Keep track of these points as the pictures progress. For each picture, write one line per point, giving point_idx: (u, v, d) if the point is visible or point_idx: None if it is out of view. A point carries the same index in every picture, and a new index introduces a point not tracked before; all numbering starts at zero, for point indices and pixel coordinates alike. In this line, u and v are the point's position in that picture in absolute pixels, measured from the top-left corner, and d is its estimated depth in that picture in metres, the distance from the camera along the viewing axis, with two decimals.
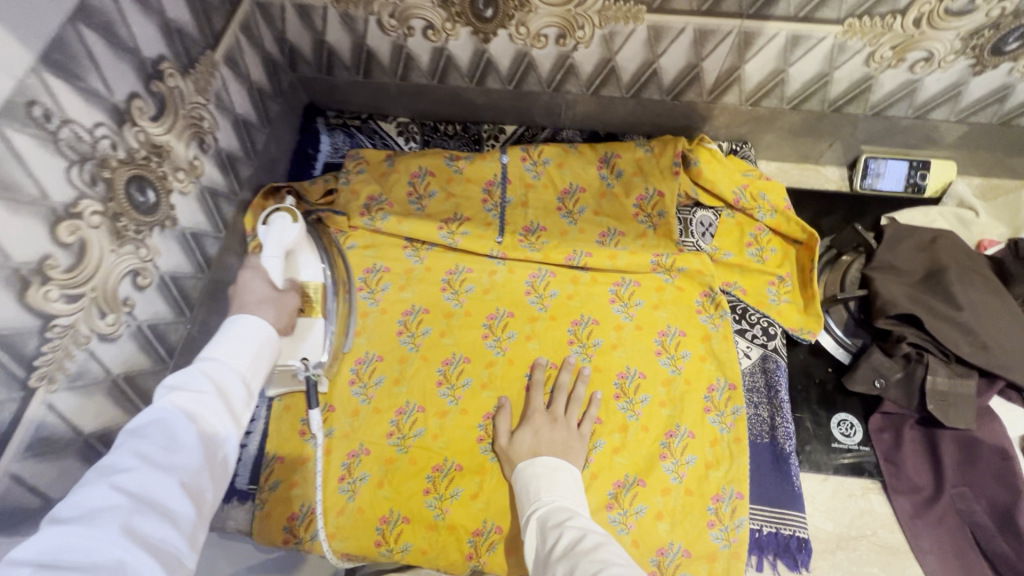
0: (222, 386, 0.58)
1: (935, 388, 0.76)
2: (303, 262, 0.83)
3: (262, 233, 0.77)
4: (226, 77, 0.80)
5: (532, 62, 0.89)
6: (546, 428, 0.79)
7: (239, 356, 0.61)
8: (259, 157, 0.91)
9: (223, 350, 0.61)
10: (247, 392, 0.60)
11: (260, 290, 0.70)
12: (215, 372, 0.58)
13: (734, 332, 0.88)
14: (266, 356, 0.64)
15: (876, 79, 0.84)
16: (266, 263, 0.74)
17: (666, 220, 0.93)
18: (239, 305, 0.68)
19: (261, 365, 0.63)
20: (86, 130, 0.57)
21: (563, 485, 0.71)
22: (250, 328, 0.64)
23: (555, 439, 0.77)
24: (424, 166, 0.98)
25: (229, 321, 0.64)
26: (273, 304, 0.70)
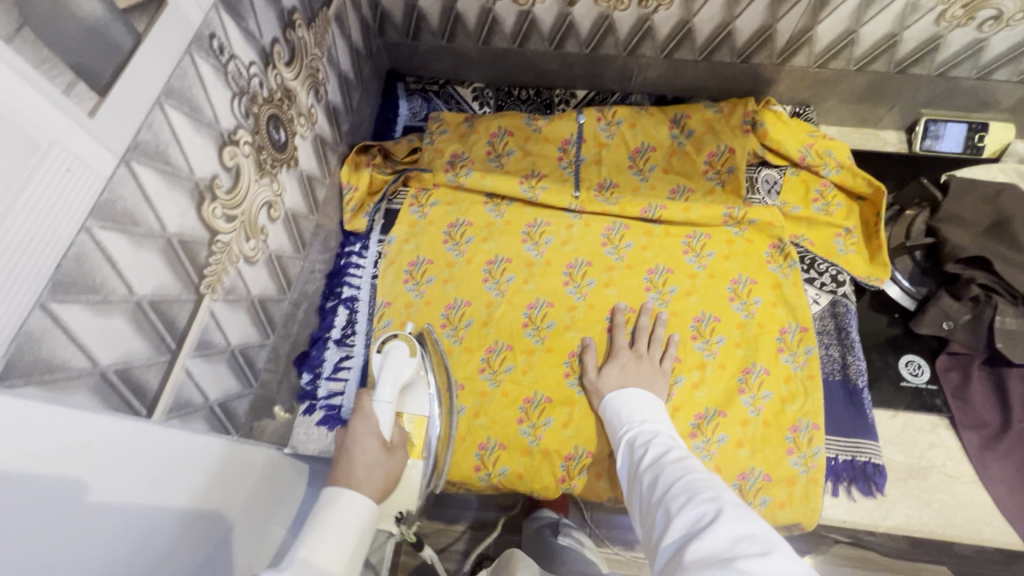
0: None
1: (1003, 326, 0.81)
2: (414, 395, 0.76)
3: (378, 364, 0.74)
4: (335, 35, 0.86)
5: (612, 25, 0.95)
6: (633, 364, 0.84)
7: (337, 555, 0.53)
8: (353, 115, 0.97)
9: (319, 553, 0.51)
10: None
11: (372, 452, 0.64)
12: (310, 573, 0.49)
13: (803, 280, 0.93)
14: (365, 540, 0.57)
15: (944, 39, 0.89)
16: (378, 407, 0.69)
17: (735, 176, 0.97)
18: (348, 467, 0.62)
19: (356, 561, 0.54)
20: (244, 66, 0.63)
21: (647, 410, 0.76)
22: (349, 510, 0.56)
23: (642, 372, 0.82)
24: (504, 126, 1.04)
25: (319, 503, 0.57)
26: (382, 470, 0.63)
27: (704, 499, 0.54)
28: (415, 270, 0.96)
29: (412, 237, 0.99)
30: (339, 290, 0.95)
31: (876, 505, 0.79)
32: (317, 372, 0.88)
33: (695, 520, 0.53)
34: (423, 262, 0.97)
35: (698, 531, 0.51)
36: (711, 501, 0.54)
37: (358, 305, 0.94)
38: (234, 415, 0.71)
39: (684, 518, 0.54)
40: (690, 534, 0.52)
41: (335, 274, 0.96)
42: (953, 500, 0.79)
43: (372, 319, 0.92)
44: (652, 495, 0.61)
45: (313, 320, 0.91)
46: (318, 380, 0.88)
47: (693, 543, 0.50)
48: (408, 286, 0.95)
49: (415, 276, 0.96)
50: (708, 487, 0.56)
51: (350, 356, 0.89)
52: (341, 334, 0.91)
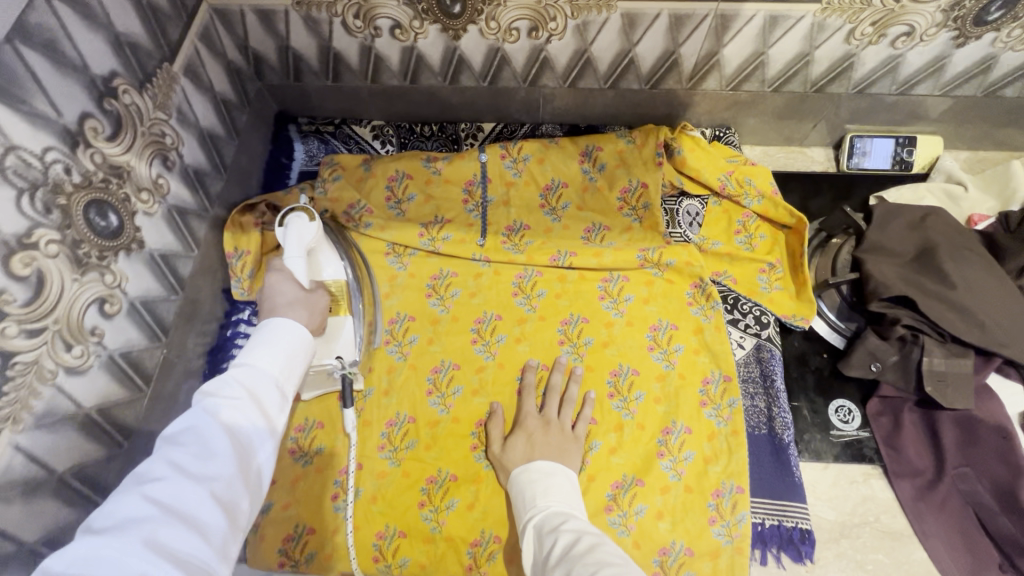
0: (258, 393, 0.54)
1: (932, 369, 0.75)
2: (324, 262, 0.79)
3: (281, 236, 0.74)
4: (186, 90, 0.76)
5: (505, 57, 0.87)
6: (540, 433, 0.77)
7: (273, 360, 0.57)
8: (229, 170, 0.88)
9: (256, 356, 0.57)
10: (281, 397, 0.57)
11: (291, 293, 0.69)
12: (251, 380, 0.55)
13: (726, 323, 0.86)
14: (301, 356, 0.61)
15: (857, 57, 0.82)
16: (289, 263, 0.71)
17: (651, 212, 0.90)
18: (270, 308, 0.66)
19: (296, 366, 0.59)
20: (34, 156, 0.54)
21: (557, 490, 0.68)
22: (287, 332, 0.60)
23: (550, 444, 0.75)
24: (401, 169, 0.96)
25: (263, 324, 0.61)
26: (303, 305, 0.68)
27: None
28: None
29: None
30: (225, 366, 0.85)
31: (806, 571, 0.74)
32: None
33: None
34: None
35: None
36: None
37: None
38: None
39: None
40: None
41: (218, 349, 0.87)
42: (887, 560, 0.74)
43: None
44: None
45: None
46: None
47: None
48: None
49: None
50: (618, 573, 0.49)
51: None
52: None
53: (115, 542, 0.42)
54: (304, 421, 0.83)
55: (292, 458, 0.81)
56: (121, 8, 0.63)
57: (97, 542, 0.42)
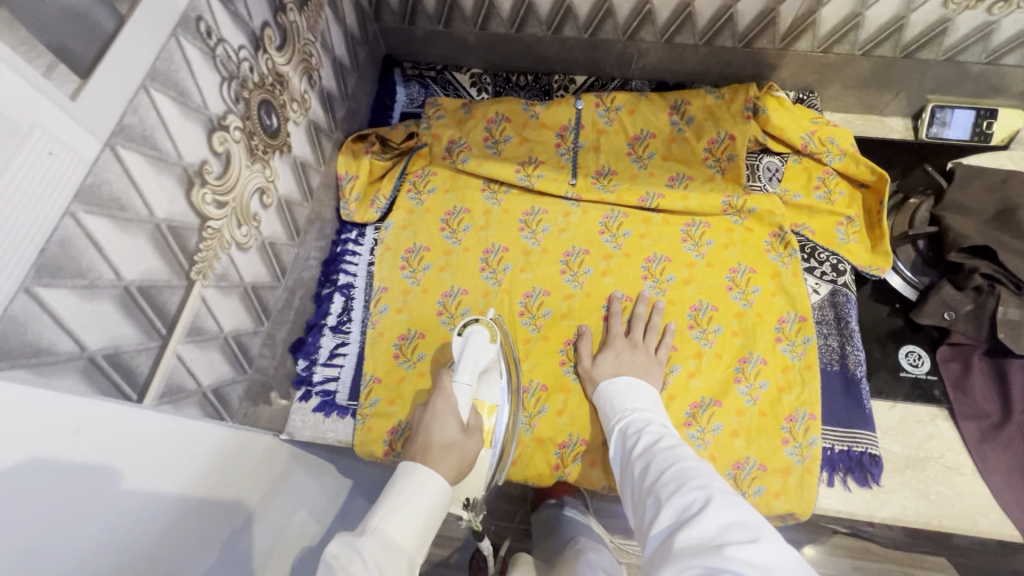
0: (386, 571, 0.52)
1: (1005, 318, 0.79)
2: (490, 384, 0.79)
3: (459, 346, 0.78)
4: (328, 19, 0.85)
5: (611, 8, 0.93)
6: (627, 351, 0.83)
7: (406, 530, 0.57)
8: (348, 101, 0.96)
9: (391, 522, 0.57)
10: (407, 569, 0.54)
11: (450, 430, 0.70)
12: (383, 555, 0.53)
13: (803, 269, 0.91)
14: (435, 516, 0.61)
15: (952, 22, 0.87)
16: (458, 389, 0.74)
17: (735, 164, 0.96)
18: (427, 442, 0.67)
19: (422, 543, 0.59)
20: (234, 50, 0.62)
21: (643, 398, 0.75)
22: (423, 491, 0.61)
23: (637, 361, 0.82)
24: (501, 112, 1.03)
25: (393, 477, 0.62)
26: (458, 451, 0.68)
27: (695, 488, 0.53)
28: (411, 256, 0.96)
29: (410, 224, 0.99)
30: (335, 277, 0.94)
31: (871, 495, 0.78)
32: (313, 359, 0.88)
33: (684, 508, 0.51)
34: (420, 250, 0.97)
35: (687, 518, 0.50)
36: (700, 489, 0.52)
37: (354, 292, 0.94)
38: (229, 402, 0.71)
39: (673, 505, 0.53)
40: (678, 521, 0.51)
41: (331, 261, 0.95)
42: (950, 491, 0.78)
43: (367, 305, 0.93)
44: (643, 481, 0.60)
45: (309, 308, 0.91)
46: (314, 366, 0.88)
47: (681, 532, 0.49)
48: (405, 274, 0.95)
49: (411, 263, 0.96)
50: (699, 476, 0.55)
51: (346, 343, 0.90)
52: (337, 321, 0.91)
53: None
54: (407, 331, 0.90)
55: (396, 361, 0.88)
56: None
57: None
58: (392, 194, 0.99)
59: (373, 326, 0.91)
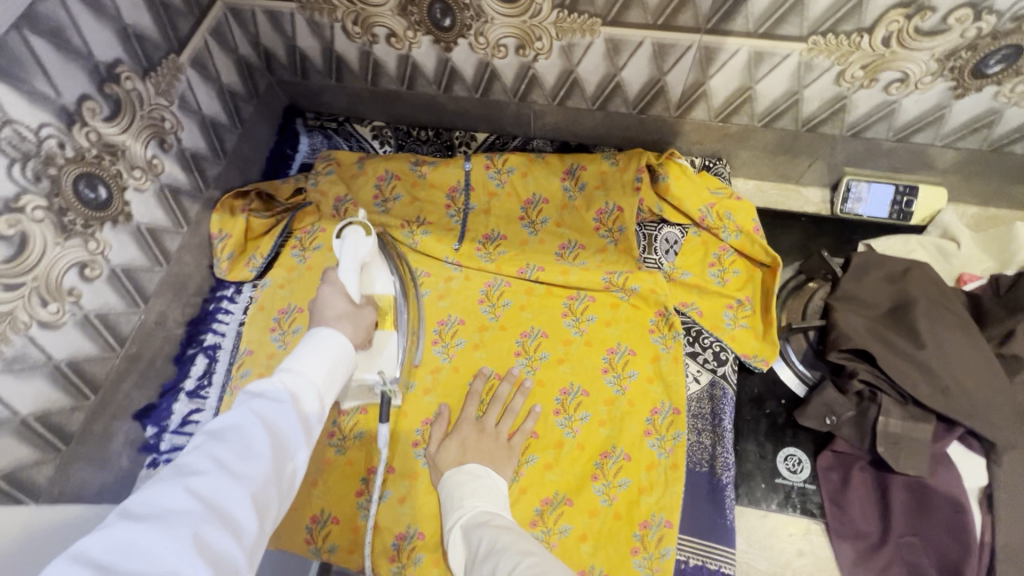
0: (303, 402, 0.54)
1: (887, 430, 0.72)
2: (376, 278, 0.79)
3: (337, 247, 0.73)
4: (191, 80, 0.83)
5: (495, 71, 0.89)
6: (472, 437, 0.78)
7: (317, 368, 0.57)
8: (229, 156, 0.94)
9: (303, 362, 0.56)
10: (321, 406, 0.56)
11: (339, 307, 0.68)
12: (295, 384, 0.54)
13: (685, 354, 0.85)
14: (342, 366, 0.60)
15: (849, 99, 0.80)
16: (343, 277, 0.71)
17: (626, 236, 0.90)
18: (318, 322, 0.66)
19: (336, 379, 0.59)
20: (30, 131, 0.60)
21: (484, 492, 0.70)
22: (327, 340, 0.60)
23: (483, 448, 0.77)
24: (390, 169, 1.00)
25: (307, 335, 0.61)
26: (349, 320, 0.67)
27: None
28: (283, 318, 0.92)
29: (287, 282, 0.95)
30: (202, 337, 0.92)
31: None
32: (163, 426, 0.85)
33: None
34: (292, 311, 0.92)
35: None
36: None
37: (220, 353, 0.92)
38: (34, 482, 0.68)
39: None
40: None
41: (199, 320, 0.93)
42: None
43: (230, 368, 0.90)
44: None
45: (170, 370, 0.89)
46: (163, 433, 0.85)
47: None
48: (274, 336, 0.91)
49: (282, 325, 0.92)
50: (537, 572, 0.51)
51: (201, 410, 0.87)
52: (195, 384, 0.88)
53: (157, 540, 0.39)
54: None
55: None
56: (132, 3, 0.70)
57: (118, 559, 0.38)
58: (268, 253, 0.96)
59: (230, 392, 0.87)
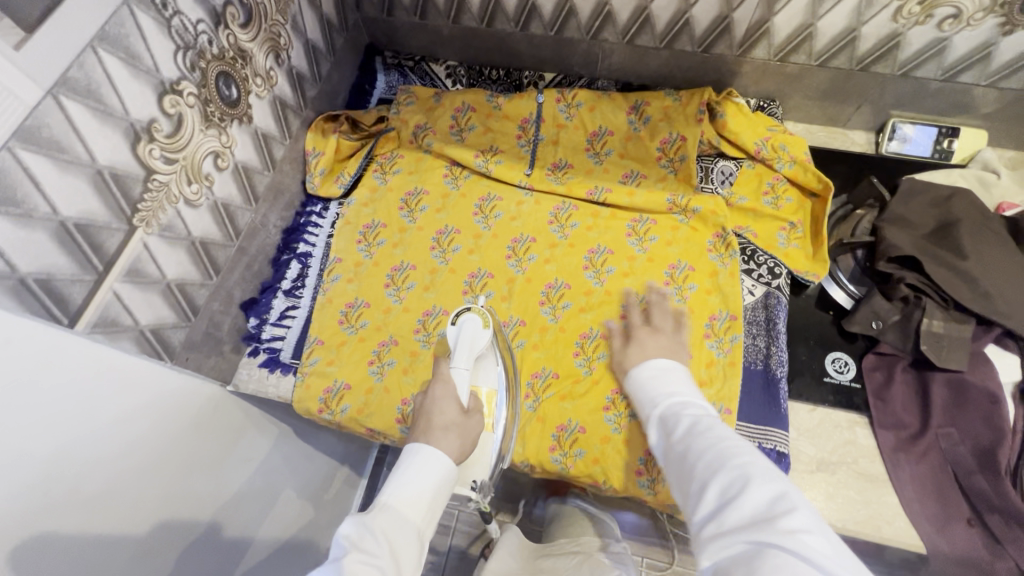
0: (397, 543, 0.57)
1: (930, 330, 0.80)
2: (485, 368, 0.81)
3: (453, 334, 0.79)
4: (301, 3, 0.91)
5: (572, 8, 0.97)
6: (652, 342, 0.81)
7: (416, 506, 0.61)
8: (322, 83, 1.03)
9: (400, 498, 0.61)
10: (415, 544, 0.59)
11: (451, 414, 0.71)
12: (392, 527, 0.58)
13: (741, 271, 0.93)
14: (441, 495, 0.64)
15: (904, 36, 0.88)
16: (455, 373, 0.75)
17: (686, 164, 0.98)
18: (427, 428, 0.69)
19: (434, 513, 0.63)
20: (191, 23, 0.69)
21: (675, 381, 0.72)
22: (432, 466, 0.64)
23: (665, 346, 0.80)
24: (467, 102, 1.08)
25: (403, 455, 0.65)
26: (458, 430, 0.69)
27: (735, 466, 0.52)
28: (368, 232, 1.02)
29: (371, 201, 1.05)
30: (295, 245, 1.00)
31: None
32: (264, 318, 0.94)
33: (727, 487, 0.51)
34: (377, 226, 1.03)
35: (730, 498, 0.49)
36: (740, 468, 0.52)
37: (311, 260, 1.00)
38: (170, 344, 0.77)
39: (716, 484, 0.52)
40: (721, 501, 0.50)
41: (293, 230, 1.01)
42: (858, 497, 0.79)
43: (321, 273, 0.99)
44: (680, 463, 0.59)
45: (267, 271, 0.98)
46: (264, 325, 0.94)
47: (721, 520, 0.49)
48: (360, 247, 1.01)
49: (368, 238, 1.02)
50: (738, 454, 0.54)
51: (296, 307, 0.96)
52: (291, 285, 0.98)
53: None
54: (353, 300, 0.96)
55: (340, 325, 0.94)
56: None
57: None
58: (355, 173, 1.05)
59: (324, 293, 0.97)
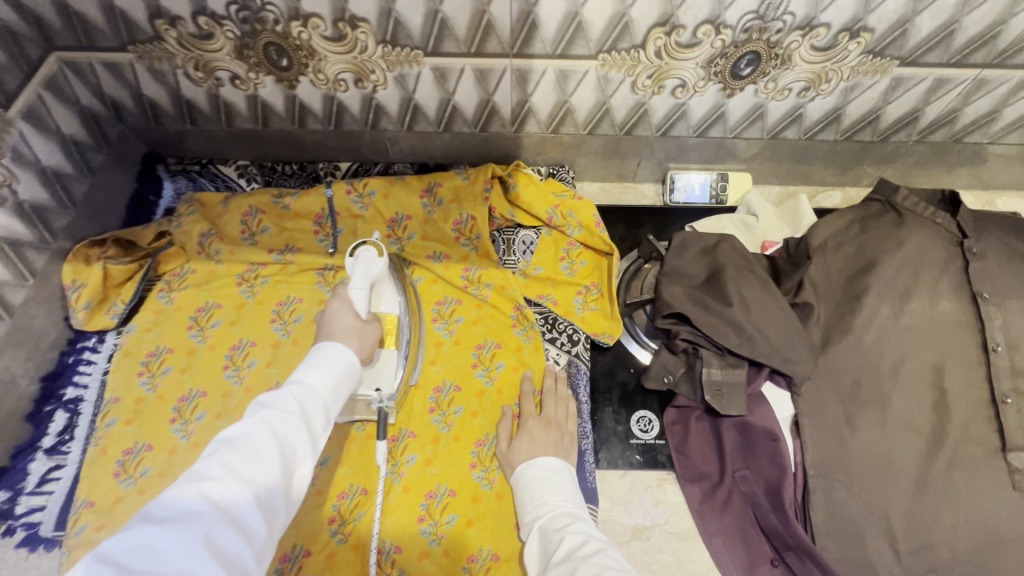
0: (309, 407, 0.59)
1: (711, 379, 0.83)
2: (383, 296, 0.82)
3: (349, 266, 0.78)
4: (24, 132, 0.83)
5: (341, 104, 0.96)
6: (545, 434, 0.80)
7: (324, 378, 0.63)
8: (79, 206, 0.94)
9: (309, 374, 0.62)
10: (327, 414, 0.61)
11: (347, 320, 0.71)
12: (303, 395, 0.60)
13: (544, 342, 0.94)
14: (350, 377, 0.66)
15: (648, 104, 0.94)
16: (352, 293, 0.74)
17: (483, 242, 0.99)
18: (327, 334, 0.69)
19: (341, 390, 0.64)
20: None
21: (565, 505, 0.68)
22: (335, 354, 0.65)
23: (551, 440, 0.79)
24: (255, 204, 1.02)
25: (316, 347, 0.67)
26: (357, 333, 0.70)
27: None
28: (151, 361, 0.92)
29: (155, 325, 0.95)
30: (60, 392, 0.88)
31: None
32: (18, 489, 0.81)
33: None
34: (162, 352, 0.93)
35: None
36: None
37: (81, 407, 0.88)
38: None
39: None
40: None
41: (57, 375, 0.89)
42: (672, 559, 0.81)
43: (94, 419, 0.87)
44: None
45: (24, 430, 0.85)
46: (18, 497, 0.81)
47: None
48: (141, 380, 0.90)
49: (150, 368, 0.92)
50: None
51: (62, 466, 0.84)
52: (54, 441, 0.85)
53: (163, 539, 0.45)
54: (133, 445, 0.85)
55: (114, 479, 0.82)
56: None
57: (134, 557, 0.44)
58: (130, 299, 0.94)
59: (95, 443, 0.85)
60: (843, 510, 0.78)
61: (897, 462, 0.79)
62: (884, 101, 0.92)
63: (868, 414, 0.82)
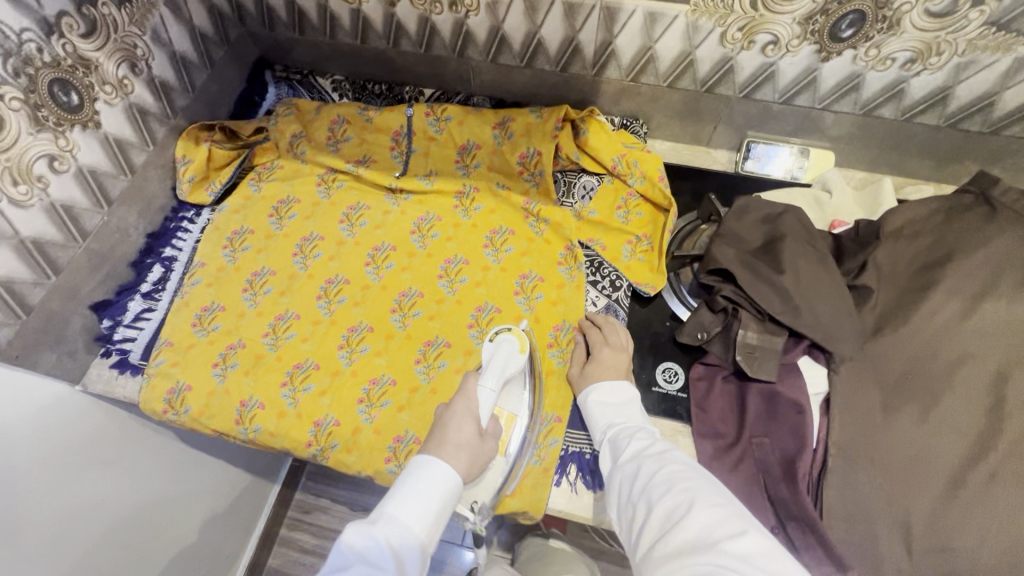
0: (401, 558, 0.57)
1: (745, 342, 0.83)
2: (512, 394, 0.82)
3: (488, 355, 0.80)
4: (165, 16, 0.95)
5: (434, 27, 1.01)
6: (610, 359, 0.84)
7: (419, 524, 0.60)
8: (198, 92, 1.07)
9: (405, 511, 0.60)
10: (420, 562, 0.59)
11: (468, 432, 0.69)
12: (398, 542, 0.58)
13: (587, 282, 0.97)
14: (446, 506, 0.63)
15: (734, 61, 0.92)
16: (482, 392, 0.74)
17: (545, 179, 1.03)
18: (440, 441, 0.68)
19: (436, 529, 0.61)
20: (12, 32, 0.72)
21: (625, 412, 0.78)
22: (432, 474, 0.63)
23: (619, 366, 0.83)
24: (343, 114, 1.10)
25: (411, 464, 0.65)
26: (470, 450, 0.68)
27: (683, 491, 0.59)
28: (235, 238, 1.04)
29: (243, 208, 1.06)
30: (160, 250, 1.02)
31: (594, 499, 0.82)
32: (118, 320, 0.95)
33: (671, 512, 0.58)
34: (245, 232, 1.04)
35: (675, 521, 0.57)
36: (688, 491, 0.59)
37: (175, 265, 1.02)
38: None
39: (662, 508, 0.60)
40: (666, 526, 0.58)
41: (160, 235, 1.03)
42: None
43: (183, 277, 1.01)
44: (631, 488, 0.66)
45: (128, 273, 0.99)
46: (118, 326, 0.95)
47: (663, 540, 0.57)
48: (225, 252, 1.02)
49: (234, 244, 1.03)
50: (689, 479, 0.61)
51: (153, 308, 0.97)
52: (151, 287, 0.99)
53: None
54: (210, 303, 0.97)
55: (192, 328, 0.95)
56: None
57: None
58: (226, 182, 1.06)
59: (181, 296, 0.98)
60: (861, 494, 0.75)
61: (934, 459, 0.76)
62: (1001, 85, 0.84)
63: (910, 408, 0.78)
